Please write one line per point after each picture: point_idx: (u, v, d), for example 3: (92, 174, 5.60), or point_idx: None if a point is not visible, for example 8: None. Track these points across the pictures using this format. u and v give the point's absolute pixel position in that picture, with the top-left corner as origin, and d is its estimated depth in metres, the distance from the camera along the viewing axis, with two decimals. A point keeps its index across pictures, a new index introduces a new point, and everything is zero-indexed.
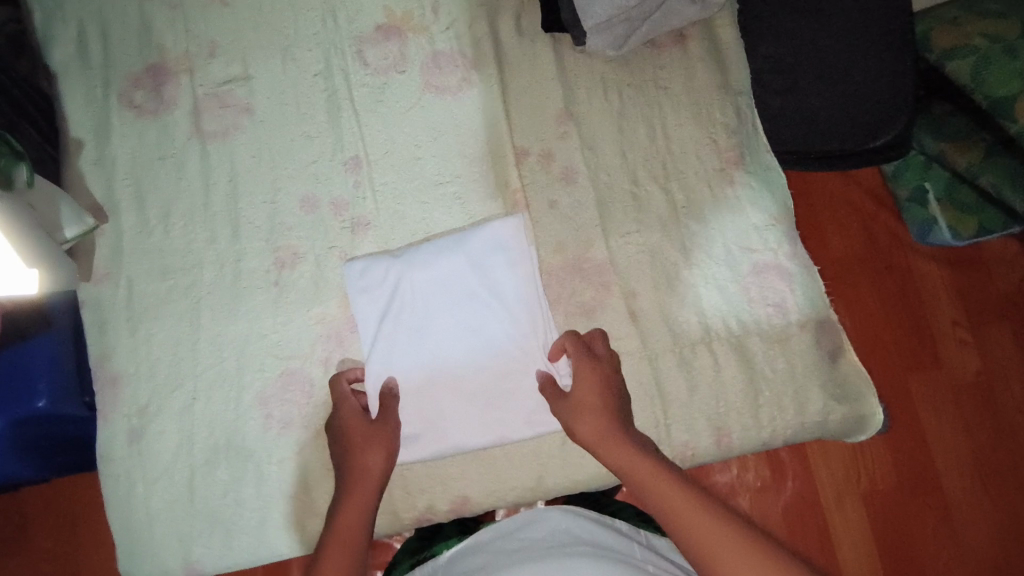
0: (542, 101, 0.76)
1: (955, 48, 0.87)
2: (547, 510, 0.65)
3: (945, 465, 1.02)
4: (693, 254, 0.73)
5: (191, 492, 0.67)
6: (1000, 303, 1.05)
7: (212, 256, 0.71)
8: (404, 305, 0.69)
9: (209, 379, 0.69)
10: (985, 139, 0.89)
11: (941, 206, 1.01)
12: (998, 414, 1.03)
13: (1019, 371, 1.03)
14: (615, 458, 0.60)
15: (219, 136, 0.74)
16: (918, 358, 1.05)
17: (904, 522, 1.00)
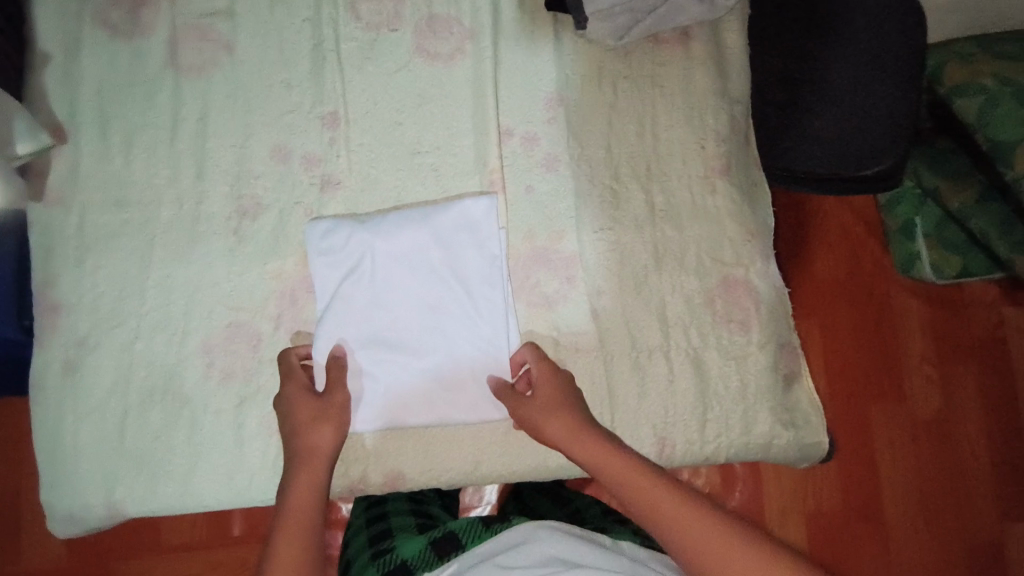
0: (534, 83, 0.73)
1: (965, 84, 0.85)
2: (526, 533, 0.58)
3: (890, 496, 1.03)
4: (664, 259, 0.71)
5: (120, 432, 0.66)
6: (970, 345, 1.06)
7: (172, 194, 0.69)
8: (367, 273, 0.67)
9: (153, 320, 0.67)
10: (981, 181, 0.89)
11: (928, 242, 0.99)
12: (950, 453, 1.04)
13: (976, 414, 1.04)
14: (587, 450, 0.59)
15: (194, 71, 0.70)
16: (881, 389, 1.05)
17: (843, 546, 1.02)
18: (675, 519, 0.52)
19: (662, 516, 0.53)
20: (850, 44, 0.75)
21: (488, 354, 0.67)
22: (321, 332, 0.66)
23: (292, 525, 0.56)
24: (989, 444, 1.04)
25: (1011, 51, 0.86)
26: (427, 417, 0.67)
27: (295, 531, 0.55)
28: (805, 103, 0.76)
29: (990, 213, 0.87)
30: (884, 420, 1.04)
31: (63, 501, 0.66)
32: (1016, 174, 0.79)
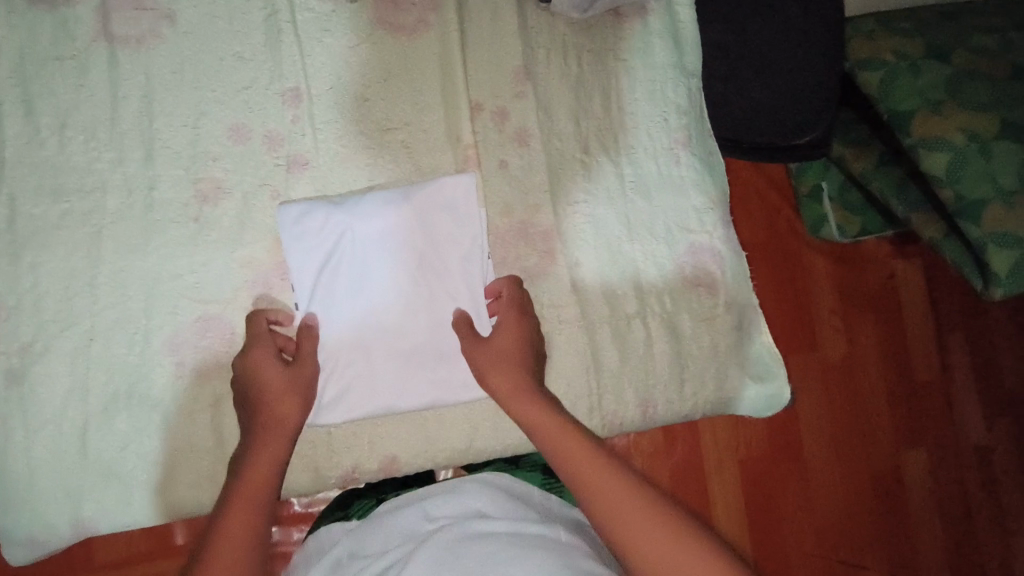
0: (501, 55, 0.72)
1: (869, 58, 0.87)
2: (452, 487, 0.64)
3: (808, 436, 1.14)
4: (636, 229, 0.74)
5: (82, 440, 0.61)
6: (872, 297, 1.17)
7: (119, 181, 0.63)
8: (337, 256, 0.65)
9: (110, 319, 0.62)
10: (879, 147, 0.97)
11: (833, 205, 1.09)
12: (856, 393, 1.16)
13: (875, 358, 1.17)
14: (525, 413, 0.60)
15: (132, 43, 0.64)
16: (798, 342, 1.15)
17: (768, 485, 1.12)
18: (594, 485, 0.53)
19: (586, 481, 0.54)
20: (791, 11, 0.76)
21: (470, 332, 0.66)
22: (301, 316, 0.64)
23: (245, 506, 0.54)
24: (886, 384, 1.17)
25: (908, 27, 0.88)
26: (411, 399, 0.66)
27: (247, 509, 0.54)
28: (744, 77, 0.79)
29: (888, 176, 0.95)
30: (801, 367, 1.15)
31: (22, 520, 0.61)
32: (913, 140, 0.83)
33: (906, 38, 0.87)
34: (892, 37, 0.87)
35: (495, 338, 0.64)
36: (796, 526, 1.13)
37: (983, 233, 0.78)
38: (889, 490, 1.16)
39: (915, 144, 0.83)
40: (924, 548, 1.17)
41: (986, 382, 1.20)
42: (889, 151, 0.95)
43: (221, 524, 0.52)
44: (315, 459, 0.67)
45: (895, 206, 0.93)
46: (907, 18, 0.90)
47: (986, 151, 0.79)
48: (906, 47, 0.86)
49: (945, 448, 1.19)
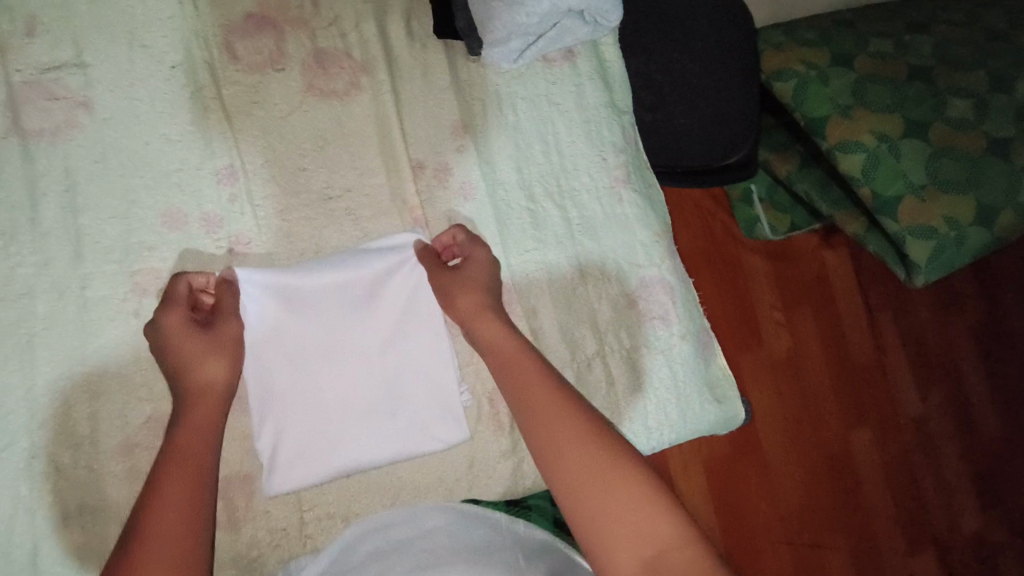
0: (436, 111, 0.72)
1: (781, 70, 0.90)
2: (424, 515, 0.62)
3: (764, 430, 1.19)
4: (588, 270, 0.75)
5: (32, 567, 0.57)
6: (808, 290, 1.23)
7: (47, 283, 0.60)
8: (285, 317, 0.63)
9: (51, 431, 0.58)
10: (799, 151, 1.01)
11: (763, 206, 1.13)
12: (802, 383, 1.22)
13: (817, 348, 1.23)
14: (520, 385, 0.59)
15: (47, 135, 0.61)
16: (746, 340, 1.19)
17: (734, 481, 1.15)
18: (581, 466, 0.53)
19: (574, 466, 0.53)
20: (702, 38, 0.81)
21: (431, 385, 0.66)
22: (251, 386, 0.62)
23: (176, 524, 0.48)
24: (828, 369, 1.24)
25: (812, 37, 0.91)
26: (377, 456, 0.64)
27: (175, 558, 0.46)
28: (670, 104, 0.84)
29: (811, 178, 0.99)
30: (751, 365, 1.19)
31: None
32: (829, 146, 0.88)
33: (812, 48, 0.90)
34: (798, 48, 0.91)
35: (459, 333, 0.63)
36: (764, 517, 1.16)
37: (901, 227, 0.85)
38: (843, 471, 1.22)
39: (831, 149, 0.88)
40: (880, 520, 1.23)
41: (913, 353, 1.30)
42: (809, 153, 1.00)
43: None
44: (289, 548, 0.63)
45: (821, 206, 0.98)
46: (810, 27, 0.93)
47: (894, 150, 0.86)
48: (813, 56, 0.90)
49: (887, 422, 1.26)
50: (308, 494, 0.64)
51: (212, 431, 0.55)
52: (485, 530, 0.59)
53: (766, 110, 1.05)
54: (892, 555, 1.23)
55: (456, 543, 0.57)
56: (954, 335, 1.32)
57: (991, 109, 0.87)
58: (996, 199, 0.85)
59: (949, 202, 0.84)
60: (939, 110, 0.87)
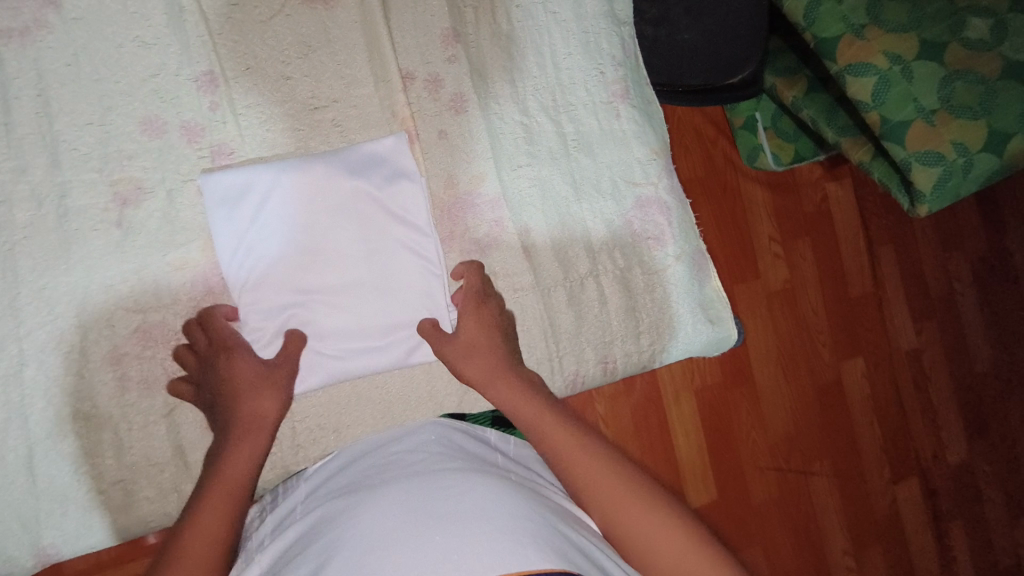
0: (426, 18, 0.69)
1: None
2: (410, 429, 0.60)
3: (758, 360, 1.18)
4: (582, 190, 0.73)
5: (30, 470, 0.58)
6: (806, 222, 1.21)
7: (26, 192, 0.58)
8: (280, 214, 0.61)
9: (40, 342, 0.58)
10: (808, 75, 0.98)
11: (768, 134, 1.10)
12: (798, 314, 1.21)
13: (813, 279, 1.22)
14: (532, 416, 0.56)
15: (14, 36, 0.58)
16: (743, 270, 1.17)
17: (725, 410, 1.15)
18: (600, 489, 0.51)
19: (599, 488, 0.51)
20: None
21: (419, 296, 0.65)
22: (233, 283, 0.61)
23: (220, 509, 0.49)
24: (824, 302, 1.23)
25: None
26: (361, 357, 0.64)
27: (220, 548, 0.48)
28: (674, 17, 0.82)
29: (819, 103, 0.96)
30: (747, 295, 1.18)
31: None
32: (840, 68, 0.84)
33: None
34: None
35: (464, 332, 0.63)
36: (752, 444, 1.17)
37: (909, 153, 0.81)
38: (832, 398, 1.23)
39: (841, 71, 0.84)
40: (865, 450, 1.26)
41: (911, 290, 1.29)
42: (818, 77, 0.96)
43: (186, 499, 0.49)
44: (282, 456, 0.64)
45: (826, 132, 0.94)
46: None
47: (908, 73, 0.81)
48: None
49: (879, 353, 1.27)
50: (298, 404, 0.65)
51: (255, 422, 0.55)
52: (473, 444, 0.58)
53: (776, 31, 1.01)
54: (876, 483, 1.26)
55: (453, 452, 0.55)
56: (954, 271, 1.32)
57: (1011, 31, 0.83)
58: (1011, 123, 0.80)
59: (962, 126, 0.81)
60: (957, 30, 0.83)
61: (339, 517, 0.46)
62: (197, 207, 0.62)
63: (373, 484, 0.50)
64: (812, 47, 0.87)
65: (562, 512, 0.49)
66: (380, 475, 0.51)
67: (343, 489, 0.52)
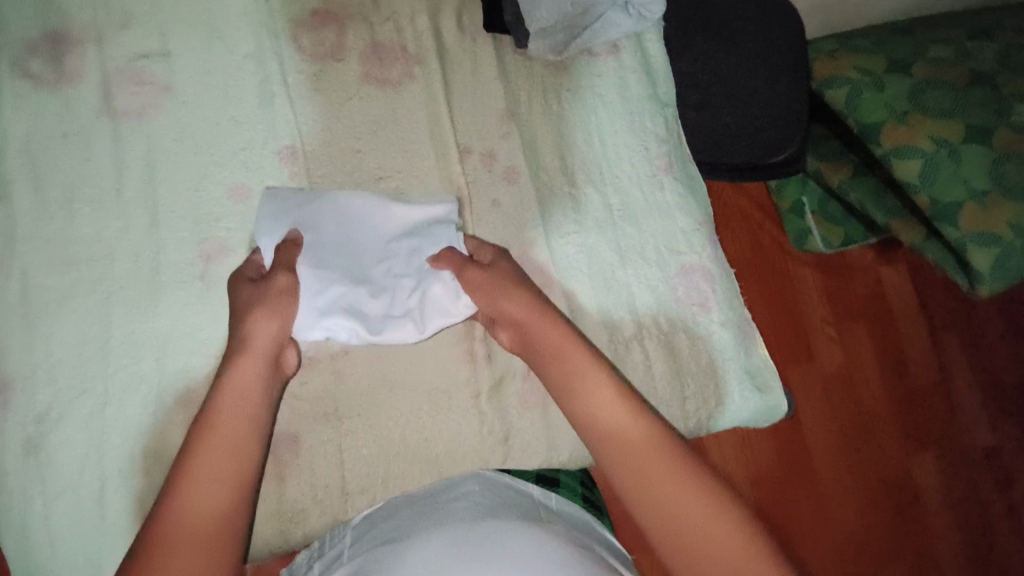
0: (484, 99, 0.76)
1: (832, 77, 0.92)
2: (458, 481, 0.62)
3: (817, 448, 1.13)
4: (627, 255, 0.76)
5: (100, 506, 0.61)
6: (861, 306, 1.19)
7: (127, 247, 0.65)
8: (299, 200, 0.67)
9: (122, 382, 0.63)
10: (853, 160, 1.00)
11: (815, 218, 1.12)
12: (859, 401, 1.16)
13: (873, 364, 1.17)
14: (607, 416, 0.57)
15: (133, 115, 0.67)
16: (795, 353, 1.15)
17: (782, 501, 1.09)
18: (633, 457, 0.54)
19: (670, 496, 0.51)
20: (750, 45, 0.86)
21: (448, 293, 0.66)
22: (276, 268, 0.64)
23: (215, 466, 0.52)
24: (888, 389, 1.17)
25: (867, 45, 0.93)
26: (372, 317, 0.65)
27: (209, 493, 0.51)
28: (715, 103, 0.87)
29: (866, 186, 0.98)
30: (801, 379, 1.15)
31: None
32: (885, 151, 0.87)
33: (865, 55, 0.91)
34: (853, 55, 0.92)
35: (494, 274, 0.64)
36: (816, 541, 1.09)
37: (962, 233, 0.82)
38: (905, 498, 1.14)
39: (886, 155, 0.87)
40: (948, 557, 1.14)
41: (986, 381, 1.21)
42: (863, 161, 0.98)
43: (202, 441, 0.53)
44: (330, 504, 0.66)
45: (876, 215, 0.96)
46: (867, 37, 0.95)
47: (954, 156, 0.83)
48: (867, 62, 0.91)
49: (956, 450, 1.17)
50: (349, 454, 0.67)
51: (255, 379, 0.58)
52: (520, 499, 0.59)
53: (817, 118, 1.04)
54: None
55: (497, 505, 0.56)
56: None
57: None
58: None
59: (1015, 207, 0.81)
60: (1003, 114, 0.85)
61: (382, 560, 0.47)
62: None
63: (417, 531, 0.51)
64: (855, 133, 0.91)
65: (603, 561, 0.48)
66: (434, 518, 0.54)
67: (389, 534, 0.53)
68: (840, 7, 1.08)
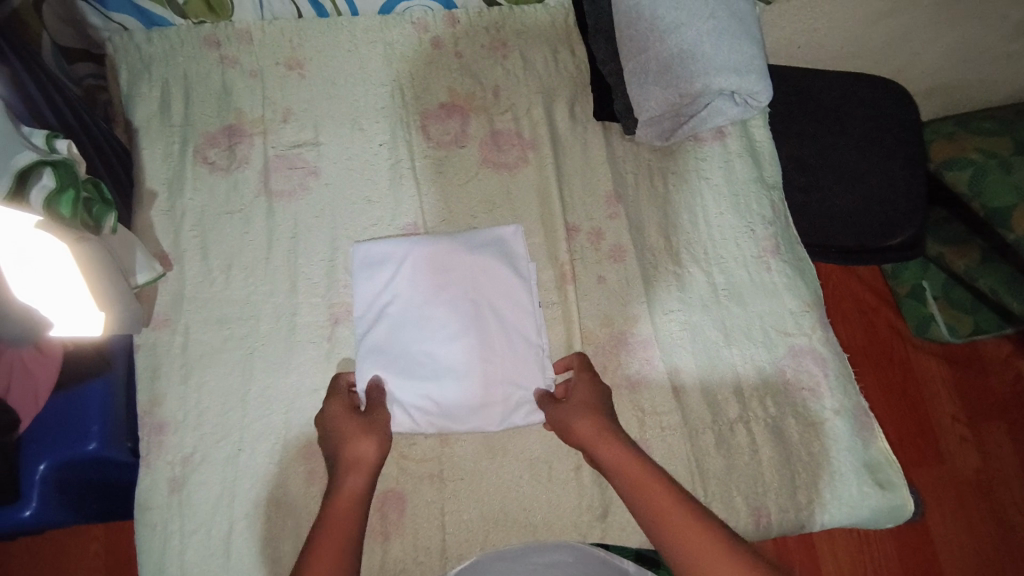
0: (593, 182, 0.81)
1: (953, 159, 0.94)
2: (548, 548, 0.61)
3: (951, 563, 1.01)
4: (732, 335, 0.76)
5: (226, 546, 0.67)
6: (997, 404, 1.08)
7: (271, 308, 0.74)
8: (391, 264, 0.73)
9: (256, 431, 0.70)
10: (980, 244, 0.96)
11: (938, 304, 1.05)
12: (1001, 513, 1.03)
13: (1017, 471, 1.05)
14: (676, 530, 0.53)
15: (286, 195, 0.77)
16: (920, 453, 1.06)
17: None
18: None
19: None
20: (858, 131, 0.87)
21: (521, 375, 0.71)
22: (363, 327, 0.72)
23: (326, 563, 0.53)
24: None
25: (989, 127, 0.95)
26: (457, 411, 0.70)
27: None
28: (823, 185, 0.87)
29: (996, 273, 0.94)
30: (928, 482, 1.05)
31: None
32: (1017, 236, 0.87)
33: (988, 137, 0.93)
34: (974, 137, 0.94)
35: (573, 409, 0.65)
36: None
37: None
38: None
39: (1020, 240, 0.87)
40: None
41: None
42: (992, 246, 0.94)
43: (315, 536, 0.55)
44: (430, 568, 0.67)
45: (1012, 303, 0.93)
46: (989, 118, 0.97)
47: None
48: (990, 144, 0.93)
49: None
50: (451, 517, 0.69)
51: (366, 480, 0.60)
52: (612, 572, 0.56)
53: (936, 201, 1.00)
54: None
55: None
56: None
57: None
58: None
59: None
60: None
61: None
62: (375, 338, 0.71)
63: None
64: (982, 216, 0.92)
65: None
66: None
67: None
68: (957, 90, 1.06)
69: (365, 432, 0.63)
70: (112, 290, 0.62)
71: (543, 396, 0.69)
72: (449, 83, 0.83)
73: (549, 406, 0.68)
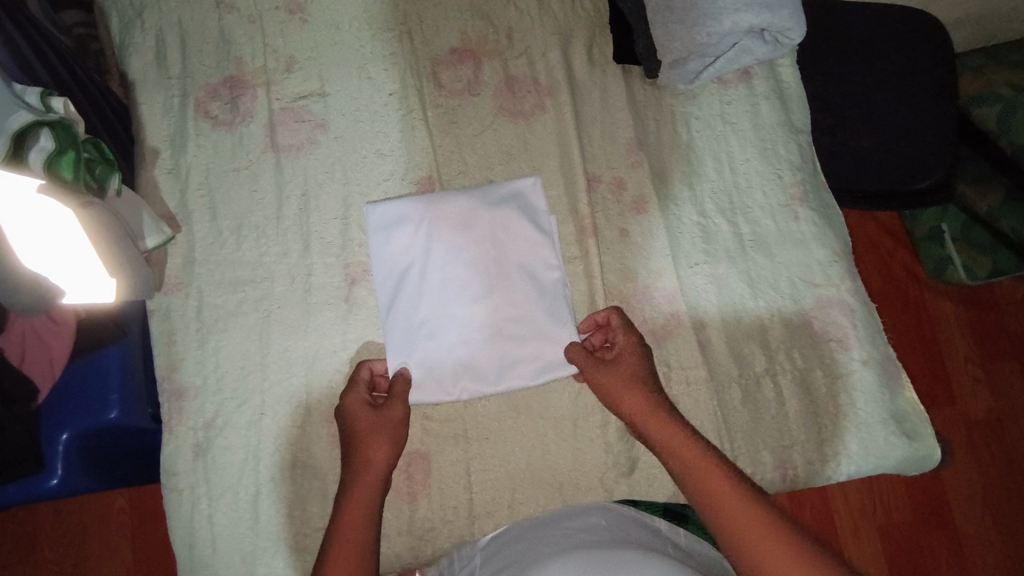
0: (613, 130, 0.77)
1: (982, 95, 0.91)
2: (583, 509, 0.66)
3: (958, 499, 1.02)
4: (759, 287, 0.74)
5: (255, 508, 0.67)
6: (1011, 344, 1.07)
7: (284, 269, 0.72)
8: (409, 223, 0.70)
9: (277, 395, 0.69)
10: (1005, 182, 0.93)
11: (957, 246, 1.02)
12: (1010, 450, 1.03)
13: None
14: (726, 508, 0.55)
15: (294, 150, 0.74)
16: (933, 396, 1.05)
17: (917, 556, 0.99)
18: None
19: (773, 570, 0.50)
20: (887, 67, 0.83)
21: (548, 331, 0.69)
22: (385, 290, 0.70)
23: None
24: None
25: (1018, 60, 0.92)
26: (487, 370, 0.69)
27: None
28: (851, 125, 0.82)
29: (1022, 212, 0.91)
30: (941, 423, 1.04)
31: None
32: None
33: (1017, 71, 0.91)
34: (1004, 71, 0.91)
35: (616, 375, 0.64)
36: None
37: None
38: None
39: None
40: None
41: None
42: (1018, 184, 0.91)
43: (330, 544, 0.57)
44: (457, 526, 0.68)
45: None
46: (1018, 52, 0.94)
47: None
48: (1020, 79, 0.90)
49: None
50: (476, 476, 0.69)
51: (371, 497, 0.61)
52: (645, 532, 0.62)
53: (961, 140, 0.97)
54: None
55: (624, 539, 0.59)
56: None
57: None
58: None
59: None
60: None
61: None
62: (397, 295, 0.70)
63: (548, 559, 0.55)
64: (1009, 153, 0.89)
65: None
66: (564, 543, 0.59)
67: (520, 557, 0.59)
68: (993, 22, 1.00)
69: (380, 432, 0.63)
70: (122, 256, 0.60)
71: (578, 352, 0.67)
72: (460, 25, 0.78)
73: (587, 361, 0.66)
